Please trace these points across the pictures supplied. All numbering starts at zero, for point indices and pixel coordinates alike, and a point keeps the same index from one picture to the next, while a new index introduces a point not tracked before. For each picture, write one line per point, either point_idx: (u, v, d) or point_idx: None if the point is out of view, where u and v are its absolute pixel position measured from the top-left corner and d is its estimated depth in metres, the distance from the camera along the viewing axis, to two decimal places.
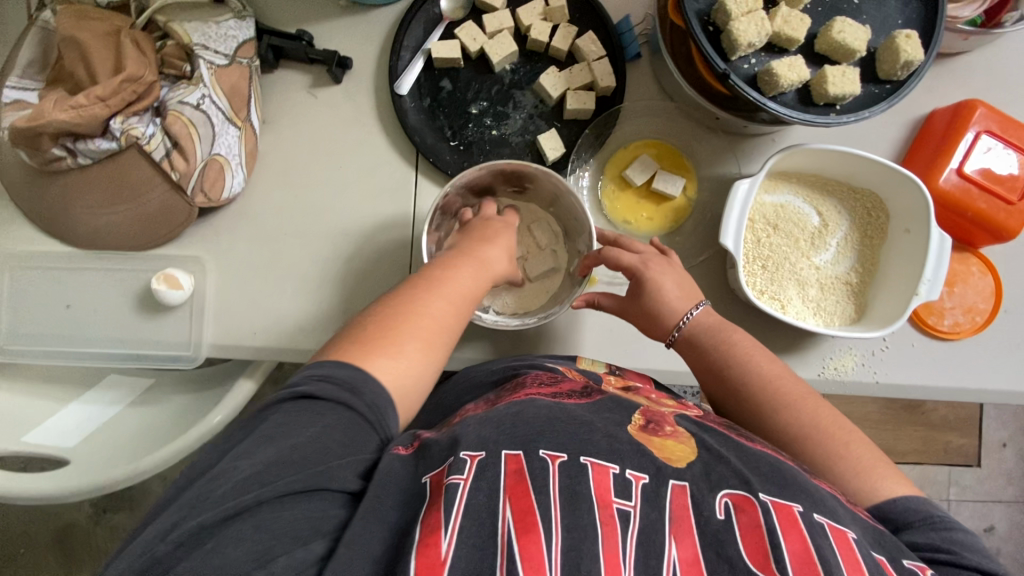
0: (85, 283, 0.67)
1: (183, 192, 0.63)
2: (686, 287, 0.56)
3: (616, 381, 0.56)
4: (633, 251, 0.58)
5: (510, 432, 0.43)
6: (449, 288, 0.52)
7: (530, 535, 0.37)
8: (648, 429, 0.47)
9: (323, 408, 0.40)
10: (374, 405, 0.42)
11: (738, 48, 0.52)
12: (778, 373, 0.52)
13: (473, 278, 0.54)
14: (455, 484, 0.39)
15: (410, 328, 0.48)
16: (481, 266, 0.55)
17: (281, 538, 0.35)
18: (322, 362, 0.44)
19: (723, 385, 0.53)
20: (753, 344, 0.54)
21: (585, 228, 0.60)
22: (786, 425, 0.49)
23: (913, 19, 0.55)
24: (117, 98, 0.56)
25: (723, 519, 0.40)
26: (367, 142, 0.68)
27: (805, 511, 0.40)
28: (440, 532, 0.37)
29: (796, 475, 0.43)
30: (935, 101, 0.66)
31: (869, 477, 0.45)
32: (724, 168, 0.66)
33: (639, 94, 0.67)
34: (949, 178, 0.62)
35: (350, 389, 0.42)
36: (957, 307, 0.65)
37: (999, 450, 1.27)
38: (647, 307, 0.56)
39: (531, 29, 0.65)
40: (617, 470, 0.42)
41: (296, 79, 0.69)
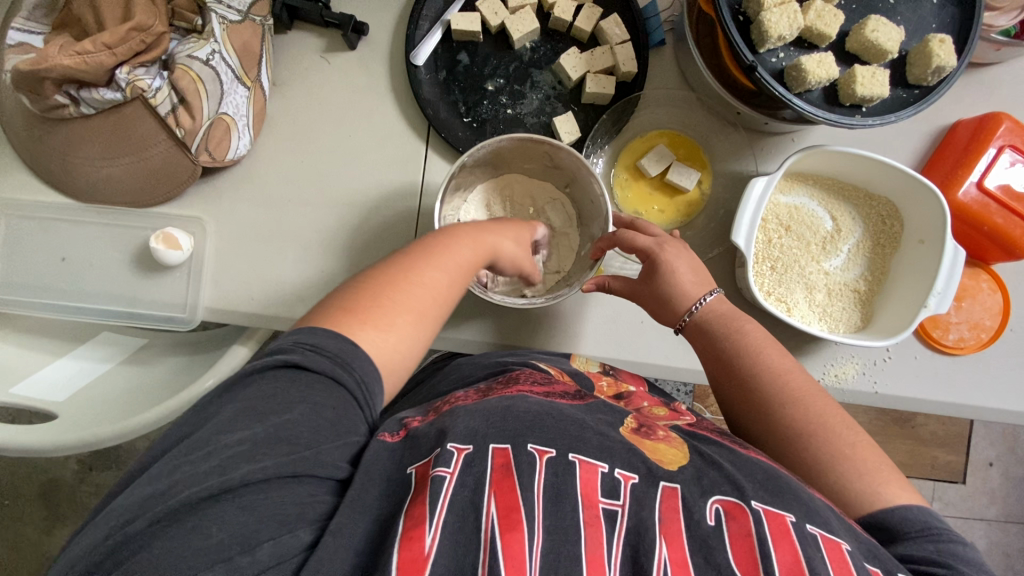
0: (82, 237, 0.65)
1: (187, 149, 0.61)
2: (699, 272, 0.55)
3: (608, 385, 0.56)
4: (649, 234, 0.56)
5: (499, 426, 0.42)
6: (444, 260, 0.48)
7: (514, 534, 0.36)
8: (641, 432, 0.46)
9: (312, 382, 0.38)
10: (364, 382, 0.40)
11: (768, 40, 0.50)
12: (783, 372, 0.51)
13: (472, 250, 0.50)
14: (442, 477, 0.38)
15: (405, 300, 0.45)
16: (479, 238, 0.51)
17: (268, 522, 0.34)
18: (314, 328, 0.41)
19: (730, 379, 0.52)
20: (766, 336, 0.53)
21: (602, 212, 0.59)
22: (785, 429, 0.48)
23: (948, 24, 0.53)
24: (124, 47, 0.54)
25: (713, 525, 0.39)
26: (379, 113, 0.66)
27: (798, 521, 0.39)
28: (425, 526, 0.36)
29: (792, 484, 0.42)
30: (961, 112, 0.65)
31: (866, 486, 0.44)
32: (742, 165, 0.64)
33: (660, 83, 0.66)
34: (968, 192, 0.61)
35: (340, 363, 0.39)
36: (962, 322, 0.64)
37: (985, 468, 1.28)
38: (659, 290, 0.55)
39: (555, 6, 0.63)
40: (606, 469, 0.41)
41: (310, 42, 0.67)
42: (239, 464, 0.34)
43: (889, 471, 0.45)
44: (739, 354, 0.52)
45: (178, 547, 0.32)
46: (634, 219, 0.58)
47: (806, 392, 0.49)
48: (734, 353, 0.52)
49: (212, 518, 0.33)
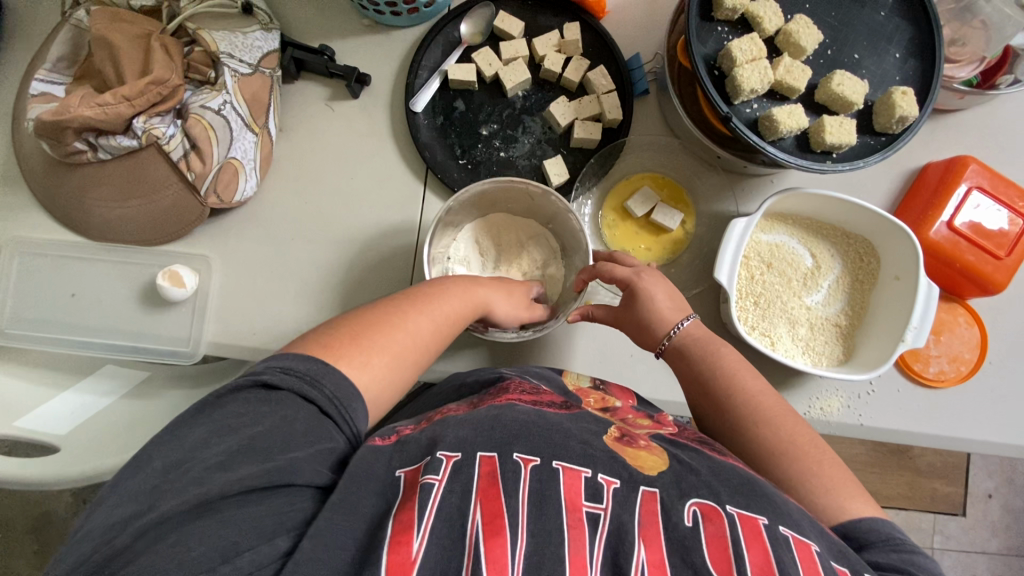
0: (92, 274, 0.68)
1: (197, 193, 0.65)
2: (675, 298, 0.58)
3: (594, 400, 0.56)
4: (627, 266, 0.59)
5: (488, 434, 0.44)
6: (433, 307, 0.53)
7: (497, 539, 0.38)
8: (624, 441, 0.48)
9: (282, 397, 0.40)
10: (336, 397, 0.43)
11: (741, 93, 0.54)
12: (760, 394, 0.52)
13: (462, 300, 0.55)
14: (431, 484, 0.40)
15: (382, 343, 0.48)
16: (472, 291, 0.56)
17: (246, 534, 0.35)
18: (286, 354, 0.43)
19: (717, 406, 0.53)
20: (739, 360, 0.55)
21: (583, 246, 0.62)
22: (768, 460, 0.49)
23: (910, 76, 0.57)
24: (142, 99, 0.58)
25: (691, 526, 0.40)
26: (379, 156, 0.70)
27: (770, 523, 0.41)
28: (413, 532, 0.38)
29: (765, 490, 0.43)
30: (929, 155, 0.69)
31: (839, 502, 0.45)
32: (723, 206, 0.68)
33: (645, 130, 0.69)
34: (939, 230, 0.64)
35: (311, 380, 0.42)
36: (942, 355, 0.66)
37: (985, 500, 1.28)
38: (641, 317, 0.57)
39: (545, 59, 0.67)
40: (589, 474, 0.43)
41: (315, 91, 0.71)
42: (232, 475, 0.36)
43: (857, 491, 0.46)
44: (721, 379, 0.53)
45: (167, 558, 0.34)
46: (612, 252, 0.62)
47: (778, 414, 0.51)
48: (717, 375, 0.53)
49: (207, 526, 0.35)
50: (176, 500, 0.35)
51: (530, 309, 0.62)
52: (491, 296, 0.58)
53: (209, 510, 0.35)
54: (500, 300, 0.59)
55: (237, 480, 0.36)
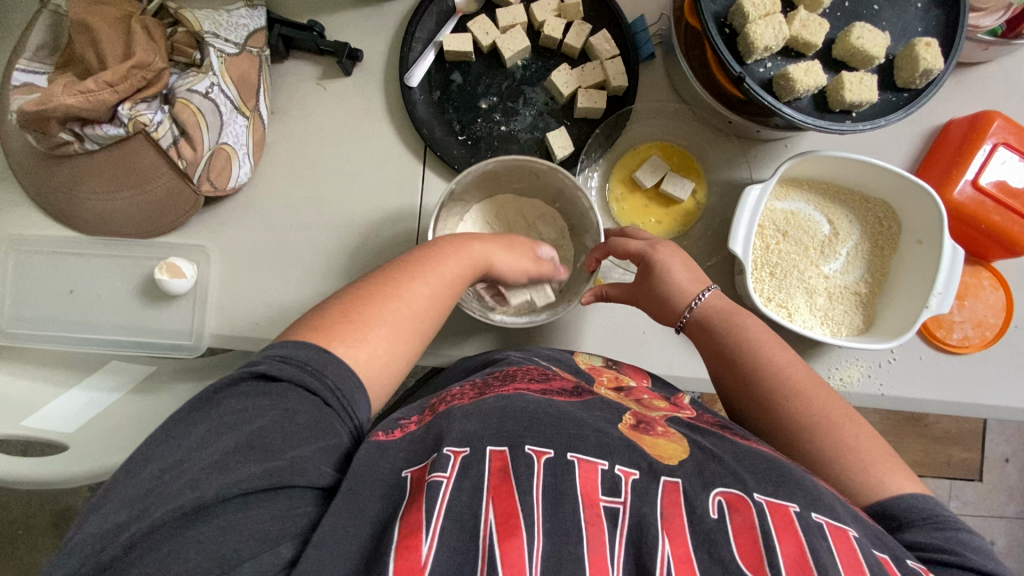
0: (90, 269, 0.67)
1: (189, 180, 0.62)
2: (694, 270, 0.56)
3: (608, 380, 0.55)
4: (640, 239, 0.58)
5: (497, 427, 0.42)
6: (430, 271, 0.50)
7: (513, 539, 0.37)
8: (640, 429, 0.46)
9: (283, 391, 0.39)
10: (339, 388, 0.42)
11: (754, 51, 0.51)
12: (787, 366, 0.50)
13: (460, 261, 0.52)
14: (438, 482, 0.39)
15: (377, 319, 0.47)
16: (469, 249, 0.53)
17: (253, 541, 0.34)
18: (285, 342, 0.43)
19: (738, 377, 0.51)
20: (766, 333, 0.53)
21: (593, 224, 0.60)
22: (791, 435, 0.47)
23: (933, 26, 0.54)
24: (125, 84, 0.55)
25: (716, 519, 0.39)
26: (375, 136, 0.67)
27: (802, 511, 0.39)
28: (422, 535, 0.36)
29: (795, 473, 0.42)
30: (952, 111, 0.65)
31: (877, 477, 0.43)
32: (735, 173, 0.65)
33: (652, 95, 0.66)
34: (963, 190, 0.61)
35: (311, 371, 0.41)
36: (966, 321, 0.64)
37: (1002, 465, 1.27)
38: (659, 290, 0.55)
39: (545, 25, 0.64)
40: (606, 466, 0.41)
41: (306, 70, 0.68)
42: (228, 477, 0.35)
43: (896, 462, 0.45)
44: (744, 353, 0.51)
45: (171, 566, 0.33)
46: (624, 228, 0.60)
47: (811, 388, 0.49)
48: (741, 351, 0.51)
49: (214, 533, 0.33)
50: (180, 505, 0.34)
51: (538, 262, 0.58)
52: (490, 252, 0.55)
53: (209, 516, 0.34)
54: (499, 255, 0.56)
55: (233, 482, 0.35)
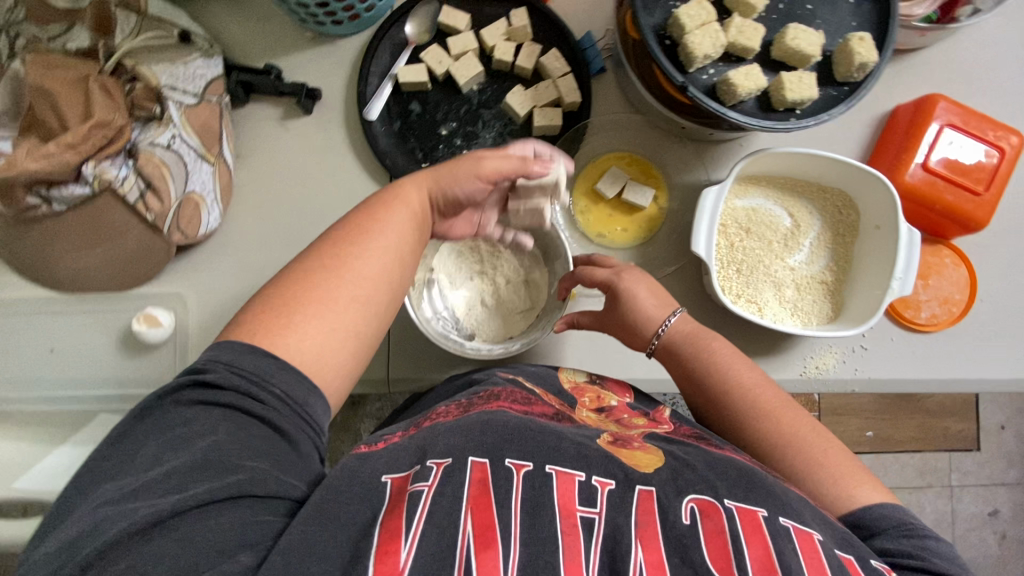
0: (70, 327, 0.68)
1: (159, 231, 0.63)
2: (658, 294, 0.57)
3: (591, 400, 0.56)
4: (606, 267, 0.59)
5: (477, 439, 0.44)
6: (367, 237, 0.47)
7: (487, 552, 0.37)
8: (618, 443, 0.48)
9: (230, 399, 0.38)
10: (290, 394, 0.40)
11: (695, 60, 0.53)
12: (754, 386, 0.51)
13: (398, 215, 0.48)
14: (420, 491, 0.40)
15: (312, 296, 0.43)
16: (407, 201, 0.49)
17: None
18: (230, 343, 0.41)
19: (707, 400, 0.52)
20: (732, 351, 0.53)
21: (562, 253, 0.62)
22: (763, 440, 0.49)
23: (867, 21, 0.56)
24: (87, 144, 0.56)
25: (688, 524, 0.40)
26: (340, 170, 0.69)
27: (770, 516, 0.40)
28: (401, 540, 0.37)
29: (765, 479, 0.43)
30: (897, 98, 0.67)
31: (844, 489, 0.45)
32: (693, 176, 0.67)
33: (607, 108, 0.68)
34: (915, 173, 0.63)
35: (259, 380, 0.40)
36: (933, 299, 0.65)
37: (998, 433, 1.29)
38: (624, 319, 0.56)
39: (495, 49, 0.66)
40: (583, 477, 0.42)
41: (267, 112, 0.69)
42: (182, 494, 0.34)
43: (863, 473, 0.46)
44: (712, 380, 0.52)
45: None
46: (590, 256, 0.61)
47: (778, 405, 0.50)
48: (707, 375, 0.52)
49: None
50: None
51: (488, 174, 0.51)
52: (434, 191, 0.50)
53: (175, 524, 0.34)
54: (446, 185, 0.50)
55: (189, 497, 0.34)
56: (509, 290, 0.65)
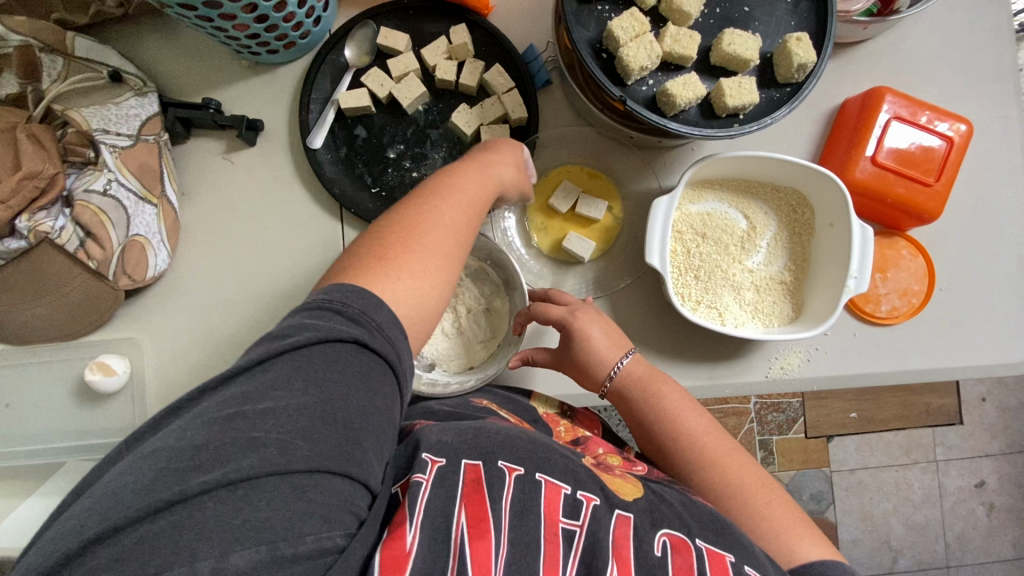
0: (24, 379, 0.66)
1: (104, 278, 0.62)
2: (614, 337, 0.57)
3: (565, 430, 0.57)
4: (563, 304, 0.58)
5: (472, 443, 0.42)
6: (460, 198, 0.48)
7: (482, 542, 0.37)
8: (601, 468, 0.49)
9: (342, 351, 0.36)
10: (393, 343, 0.38)
11: (632, 73, 0.52)
12: (703, 433, 0.51)
13: (479, 184, 0.50)
14: (419, 482, 0.39)
15: (409, 255, 0.43)
16: (486, 172, 0.51)
17: None
18: (326, 288, 0.39)
19: (655, 442, 0.53)
20: (682, 396, 0.54)
21: (518, 287, 0.60)
22: (711, 489, 0.49)
23: (805, 19, 0.55)
24: (17, 199, 0.54)
25: (660, 556, 0.41)
26: (290, 201, 0.67)
27: (736, 562, 0.41)
28: (406, 525, 0.36)
29: (733, 530, 0.44)
30: (845, 91, 0.67)
31: (787, 546, 0.45)
32: (646, 184, 0.66)
33: (556, 122, 0.67)
34: (865, 168, 0.63)
35: (361, 323, 0.37)
36: (892, 292, 0.65)
37: (980, 404, 1.31)
38: (577, 357, 0.56)
39: (437, 68, 0.64)
40: (569, 491, 0.42)
41: (210, 146, 0.68)
42: (238, 463, 0.31)
43: (805, 528, 0.46)
44: (661, 424, 0.52)
45: None
46: (547, 290, 0.60)
47: (725, 453, 0.50)
48: (656, 420, 0.53)
49: None
50: None
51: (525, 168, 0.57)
52: (501, 173, 0.52)
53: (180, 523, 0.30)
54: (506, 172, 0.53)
55: (265, 460, 0.31)
56: (470, 320, 0.63)
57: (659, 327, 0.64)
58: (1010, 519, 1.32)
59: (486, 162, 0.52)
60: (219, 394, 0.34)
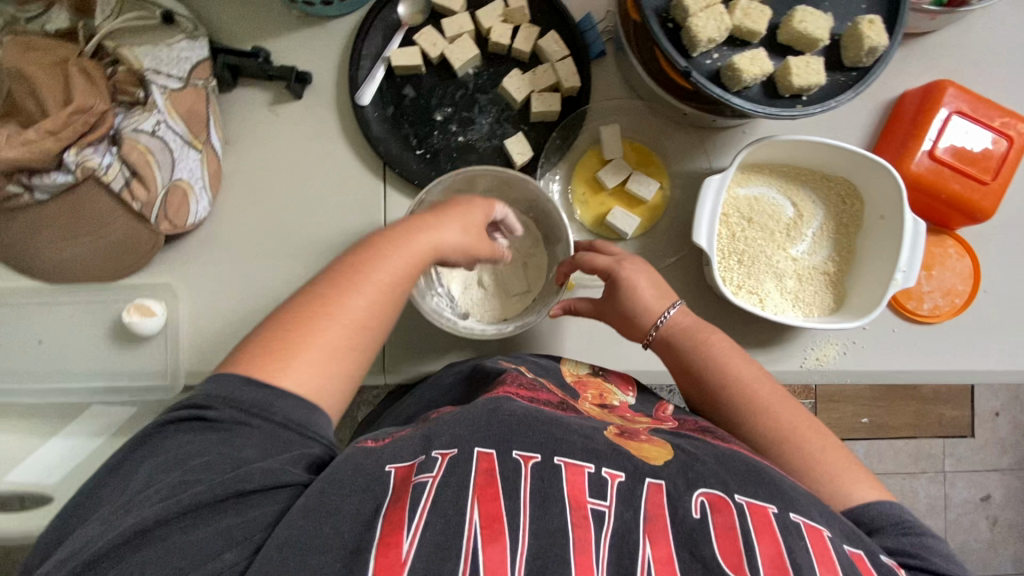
0: (58, 318, 0.66)
1: (146, 221, 0.61)
2: (661, 287, 0.56)
3: (593, 396, 0.55)
4: (608, 254, 0.57)
5: (486, 429, 0.43)
6: (349, 284, 0.44)
7: (495, 544, 0.37)
8: (626, 436, 0.47)
9: (240, 433, 0.38)
10: (290, 420, 0.39)
11: (699, 44, 0.51)
12: (752, 381, 0.51)
13: (399, 259, 0.46)
14: (423, 482, 0.40)
15: (301, 351, 0.41)
16: (406, 245, 0.47)
17: (216, 542, 0.35)
18: (219, 376, 0.40)
19: (703, 389, 0.52)
20: (730, 345, 0.53)
21: (561, 235, 0.60)
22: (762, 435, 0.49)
23: (877, 3, 0.53)
24: (68, 130, 0.53)
25: (698, 518, 0.40)
26: (333, 157, 0.67)
27: (780, 511, 0.41)
28: (402, 532, 0.37)
29: (773, 476, 0.43)
30: (905, 83, 0.65)
31: (842, 489, 0.45)
32: (695, 164, 0.65)
33: (607, 95, 0.66)
34: (921, 162, 0.61)
35: (258, 410, 0.39)
36: (936, 291, 0.64)
37: (992, 419, 1.30)
38: (623, 309, 0.55)
39: (492, 31, 0.64)
40: (593, 469, 0.42)
41: (256, 96, 0.67)
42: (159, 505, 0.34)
43: (859, 470, 0.46)
44: (709, 370, 0.52)
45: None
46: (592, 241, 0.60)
47: (776, 399, 0.50)
48: (705, 368, 0.52)
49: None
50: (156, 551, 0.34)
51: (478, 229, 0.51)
52: (439, 239, 0.48)
53: None
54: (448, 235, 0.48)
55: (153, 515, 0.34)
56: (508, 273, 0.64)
57: (698, 309, 0.64)
58: (1011, 535, 1.32)
59: (398, 237, 0.47)
60: (177, 450, 0.37)
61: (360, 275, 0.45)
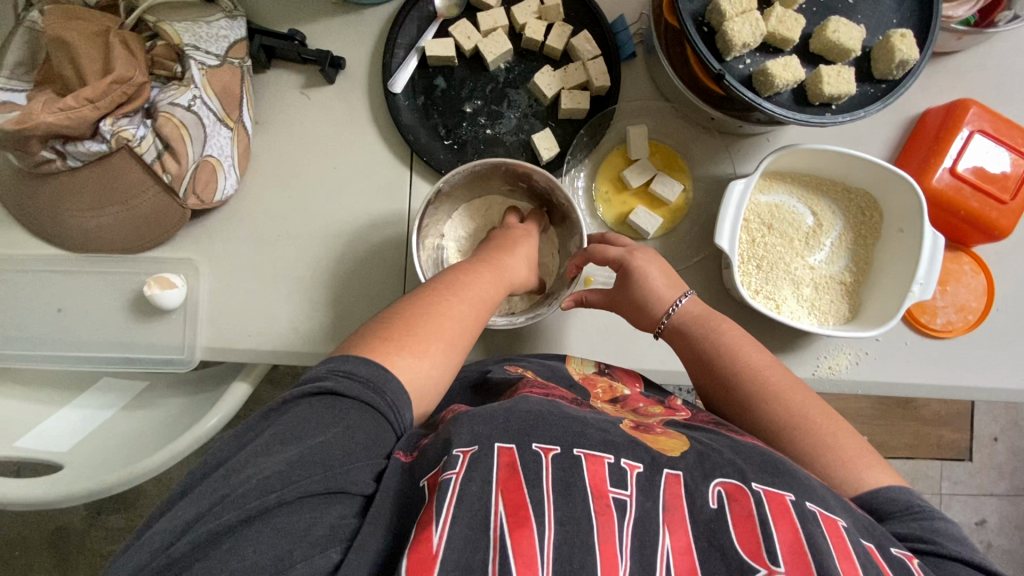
0: (77, 287, 0.66)
1: (175, 195, 0.62)
2: (670, 277, 0.58)
3: (603, 391, 0.56)
4: (620, 245, 0.60)
5: (503, 425, 0.42)
6: (465, 291, 0.53)
7: (523, 530, 0.37)
8: (641, 429, 0.48)
9: (347, 407, 0.40)
10: (395, 405, 0.42)
11: (733, 48, 0.52)
12: (764, 368, 0.52)
13: (491, 286, 0.55)
14: (449, 479, 0.38)
15: (414, 337, 0.47)
16: (499, 270, 0.57)
17: (299, 544, 0.33)
18: (346, 356, 0.43)
19: (715, 379, 0.53)
20: (741, 334, 0.54)
21: (573, 230, 0.62)
22: (774, 425, 0.49)
23: (909, 18, 0.55)
24: (106, 100, 0.54)
25: (716, 508, 0.40)
26: (361, 142, 0.68)
27: (797, 499, 0.41)
28: (432, 526, 0.36)
29: (789, 467, 0.43)
30: (928, 101, 0.67)
31: (858, 483, 0.45)
32: (720, 169, 0.66)
33: (636, 96, 0.67)
34: (942, 177, 0.62)
35: (373, 388, 0.42)
36: (949, 306, 0.65)
37: (991, 443, 1.30)
38: (636, 297, 0.57)
39: (526, 27, 0.64)
40: (611, 460, 0.42)
41: (289, 79, 0.68)
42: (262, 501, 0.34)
43: (872, 457, 0.46)
44: (722, 359, 0.53)
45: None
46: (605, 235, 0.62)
47: (787, 387, 0.50)
48: (718, 359, 0.53)
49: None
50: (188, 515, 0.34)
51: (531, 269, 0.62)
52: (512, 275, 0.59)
53: None
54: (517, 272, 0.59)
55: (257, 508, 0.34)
56: None
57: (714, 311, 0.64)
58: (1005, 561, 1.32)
59: (498, 265, 0.57)
60: (272, 446, 0.37)
61: (457, 289, 0.53)
